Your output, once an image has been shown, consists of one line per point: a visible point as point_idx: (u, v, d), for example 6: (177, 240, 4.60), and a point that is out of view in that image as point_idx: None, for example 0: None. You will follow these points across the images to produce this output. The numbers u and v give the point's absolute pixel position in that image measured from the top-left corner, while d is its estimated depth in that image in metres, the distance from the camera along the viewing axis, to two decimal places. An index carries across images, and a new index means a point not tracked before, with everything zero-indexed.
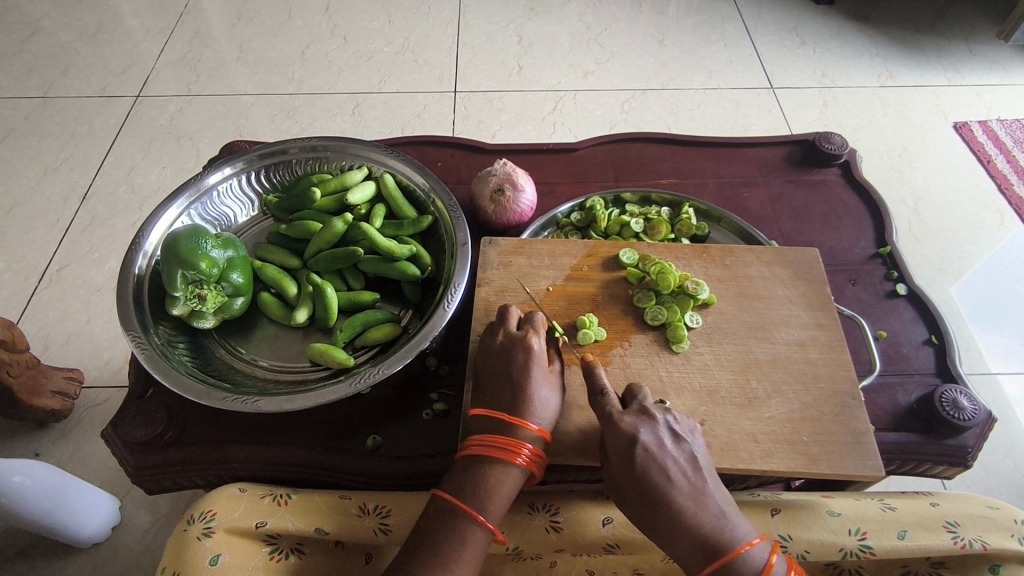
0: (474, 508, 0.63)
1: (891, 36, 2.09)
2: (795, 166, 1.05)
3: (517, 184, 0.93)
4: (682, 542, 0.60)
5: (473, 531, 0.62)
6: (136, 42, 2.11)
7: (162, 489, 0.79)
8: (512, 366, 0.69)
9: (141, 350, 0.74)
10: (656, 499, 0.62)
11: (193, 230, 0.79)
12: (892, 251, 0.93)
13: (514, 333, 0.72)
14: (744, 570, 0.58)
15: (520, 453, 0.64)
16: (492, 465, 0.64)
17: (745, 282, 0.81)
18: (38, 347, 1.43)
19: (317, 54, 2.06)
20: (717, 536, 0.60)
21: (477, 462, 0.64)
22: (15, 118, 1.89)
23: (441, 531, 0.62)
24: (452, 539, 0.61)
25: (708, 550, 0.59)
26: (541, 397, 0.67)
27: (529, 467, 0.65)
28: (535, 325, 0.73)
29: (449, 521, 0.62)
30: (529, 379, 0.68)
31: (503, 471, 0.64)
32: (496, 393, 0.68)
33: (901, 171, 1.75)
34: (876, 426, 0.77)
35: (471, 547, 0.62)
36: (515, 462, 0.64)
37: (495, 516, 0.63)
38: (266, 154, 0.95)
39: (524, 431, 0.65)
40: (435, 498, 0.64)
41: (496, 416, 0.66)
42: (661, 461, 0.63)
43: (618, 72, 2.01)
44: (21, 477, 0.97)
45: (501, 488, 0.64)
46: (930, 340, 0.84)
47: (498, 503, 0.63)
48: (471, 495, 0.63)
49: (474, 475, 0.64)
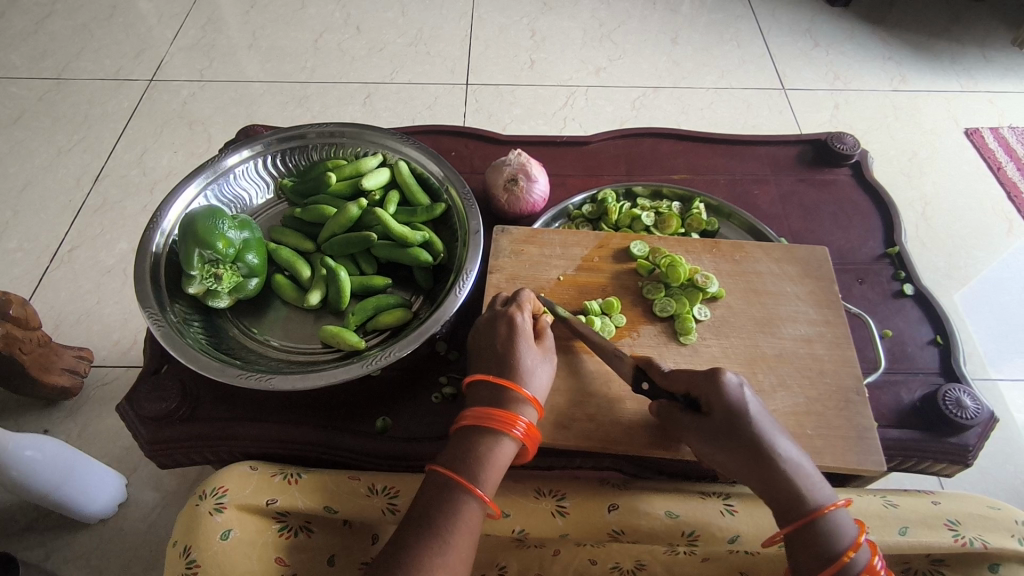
0: (472, 479, 0.62)
1: (904, 40, 2.08)
2: (805, 166, 1.05)
3: (530, 174, 0.94)
4: (795, 492, 0.60)
5: (469, 503, 0.61)
6: (150, 27, 2.12)
7: (174, 464, 0.80)
8: (497, 340, 0.70)
9: (157, 326, 0.76)
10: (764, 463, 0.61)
11: (211, 211, 0.81)
12: (900, 251, 0.94)
13: (501, 309, 0.73)
14: (841, 523, 0.59)
15: (514, 424, 0.64)
16: (486, 437, 0.64)
17: (753, 277, 0.82)
18: (49, 325, 1.45)
19: (331, 43, 2.07)
20: (813, 486, 0.61)
21: (472, 434, 0.65)
22: (29, 100, 1.91)
23: (438, 503, 0.62)
24: (449, 510, 0.61)
25: (817, 493, 0.60)
26: (528, 367, 0.68)
27: (522, 439, 0.65)
28: (522, 302, 0.74)
29: (445, 493, 0.62)
30: (517, 351, 0.69)
31: (497, 442, 0.64)
32: (484, 364, 0.69)
33: (910, 176, 1.76)
34: (880, 423, 0.77)
35: (466, 520, 0.61)
36: (509, 433, 0.64)
37: (490, 487, 0.63)
38: (282, 138, 0.96)
39: (515, 401, 0.66)
40: (433, 471, 0.64)
41: (487, 385, 0.67)
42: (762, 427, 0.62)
43: (629, 69, 2.01)
44: (32, 451, 1.00)
45: (496, 459, 0.64)
46: (936, 341, 0.85)
47: (492, 474, 0.63)
48: (464, 467, 0.63)
49: (468, 447, 0.64)
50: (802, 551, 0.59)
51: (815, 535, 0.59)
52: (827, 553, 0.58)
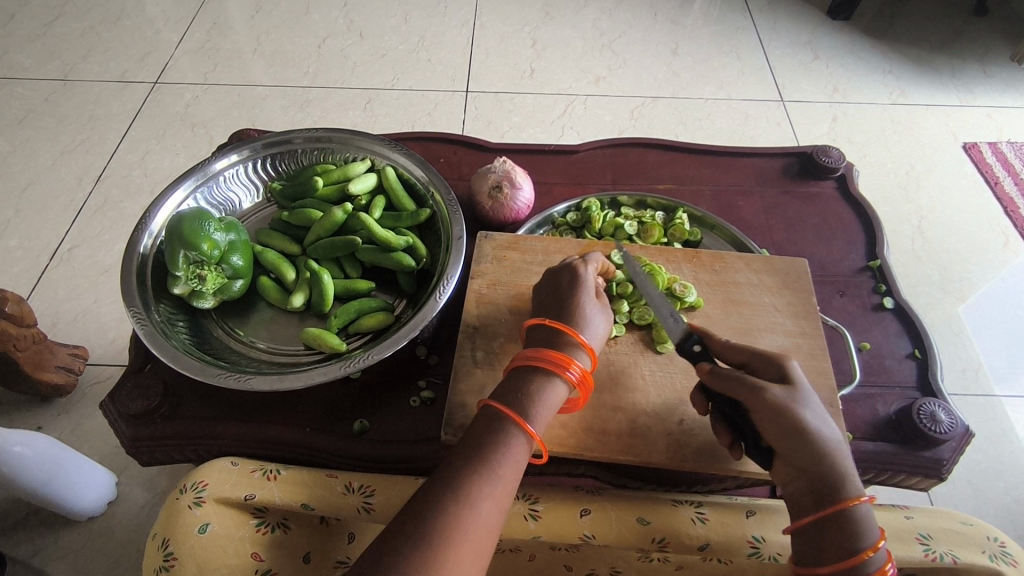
0: (524, 414, 0.62)
1: (904, 54, 2.09)
2: (791, 178, 1.06)
3: (515, 182, 0.95)
4: (827, 478, 0.60)
5: (518, 436, 0.61)
6: (156, 30, 2.15)
7: (156, 461, 0.81)
8: (562, 290, 0.71)
9: (141, 325, 0.77)
10: (810, 457, 0.61)
11: (198, 213, 0.83)
12: (882, 265, 0.94)
13: (567, 264, 0.75)
14: (865, 517, 0.59)
15: (570, 366, 0.64)
16: (541, 375, 0.64)
17: (733, 288, 0.83)
18: (45, 323, 1.47)
19: (333, 49, 2.09)
20: (847, 477, 0.61)
21: (528, 372, 0.64)
22: (35, 100, 1.93)
23: (487, 434, 0.61)
24: (496, 440, 0.60)
25: (847, 483, 0.60)
26: (589, 317, 0.69)
27: (575, 383, 0.65)
28: (590, 260, 0.75)
29: (496, 424, 0.61)
30: (579, 301, 0.70)
31: (551, 382, 0.64)
32: (546, 313, 0.70)
33: (907, 189, 1.76)
34: (854, 435, 0.78)
35: (516, 451, 0.60)
36: (564, 375, 0.64)
37: (540, 425, 0.62)
38: (272, 143, 0.98)
39: (572, 346, 0.66)
40: (485, 407, 0.63)
41: (548, 330, 0.68)
42: (816, 420, 0.62)
43: (629, 79, 2.03)
44: (22, 447, 1.01)
45: (548, 399, 0.63)
46: (913, 354, 0.85)
47: (543, 412, 0.63)
48: (517, 400, 0.62)
49: (522, 383, 0.64)
50: (812, 546, 0.60)
51: (841, 534, 0.58)
52: (848, 547, 0.58)
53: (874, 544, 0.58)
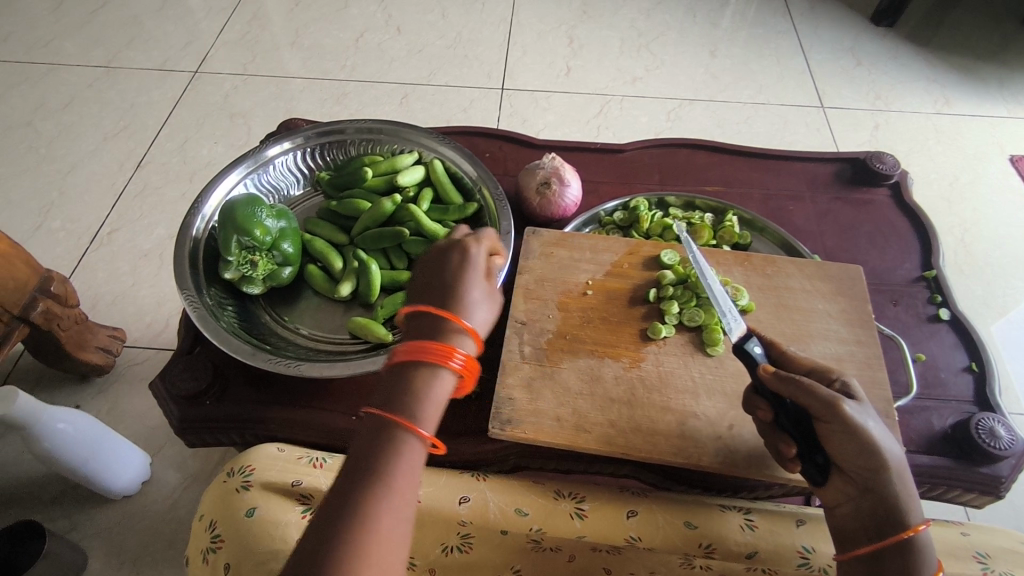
0: (409, 416, 0.54)
1: (950, 63, 2.04)
2: (843, 184, 1.04)
3: (563, 179, 0.94)
4: (891, 503, 0.60)
5: (409, 439, 0.53)
6: (198, 20, 2.19)
7: (202, 443, 0.82)
8: (447, 273, 0.65)
9: (193, 308, 0.78)
10: (876, 479, 0.61)
11: (250, 199, 0.83)
12: (937, 275, 0.92)
13: (446, 245, 0.68)
14: (926, 543, 0.59)
15: (453, 354, 0.57)
16: (424, 370, 0.57)
17: (785, 293, 0.81)
18: (85, 304, 1.50)
19: (371, 43, 2.10)
20: (908, 503, 0.61)
21: (408, 368, 0.57)
22: (79, 86, 1.97)
23: (371, 447, 0.53)
24: (385, 449, 0.53)
25: (909, 509, 0.60)
26: (472, 300, 0.63)
27: (461, 372, 0.58)
28: (478, 237, 0.69)
29: (380, 432, 0.54)
30: (463, 284, 0.64)
31: (436, 374, 0.57)
32: (427, 297, 0.64)
33: (950, 201, 1.72)
34: (908, 447, 0.76)
35: (409, 458, 0.53)
36: (448, 364, 0.57)
37: (429, 423, 0.55)
38: (322, 132, 0.98)
39: (454, 333, 0.59)
40: (368, 416, 0.55)
41: (427, 317, 0.61)
42: (884, 441, 0.61)
43: (666, 80, 2.01)
44: (65, 424, 1.04)
45: (433, 393, 0.56)
46: (970, 368, 0.83)
47: (430, 409, 0.56)
48: (400, 402, 0.55)
49: (404, 380, 0.57)
50: (869, 572, 0.59)
51: (905, 561, 0.58)
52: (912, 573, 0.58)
53: (937, 572, 0.58)
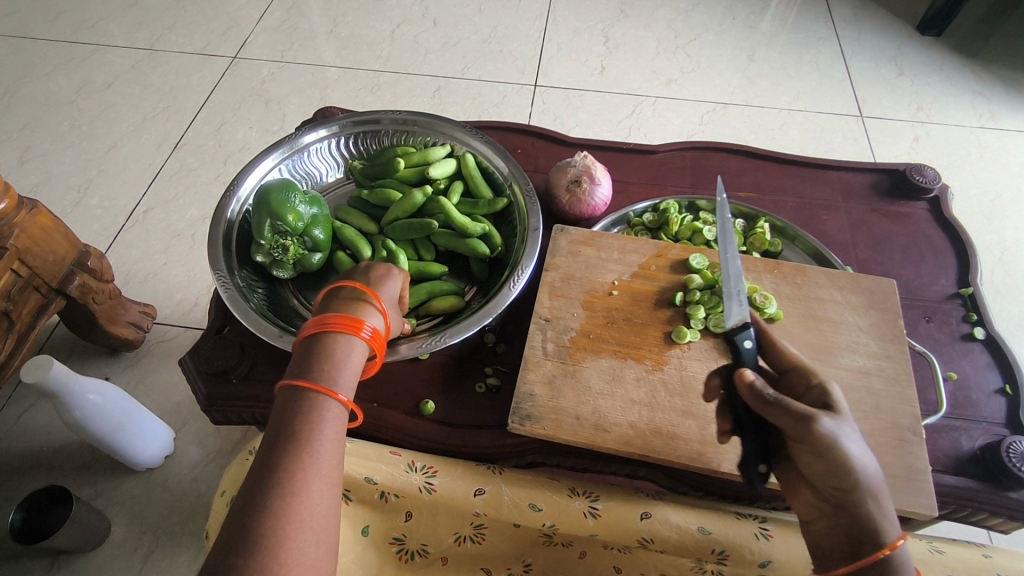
0: (328, 384, 0.59)
1: (998, 76, 1.98)
2: (880, 195, 1.02)
3: (594, 177, 0.94)
4: (864, 521, 0.58)
5: (330, 404, 0.58)
6: (238, 6, 2.22)
7: (227, 420, 0.84)
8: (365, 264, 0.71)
9: (224, 288, 0.79)
10: (849, 498, 0.59)
11: (285, 185, 0.85)
12: (974, 293, 0.90)
13: None
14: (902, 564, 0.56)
15: (361, 327, 0.63)
16: (336, 342, 0.62)
17: (815, 303, 0.80)
18: (119, 279, 1.54)
19: (407, 35, 2.11)
20: (885, 521, 0.58)
21: (321, 342, 0.62)
22: (122, 67, 2.02)
23: (296, 414, 0.57)
24: (309, 414, 0.57)
25: (885, 527, 0.58)
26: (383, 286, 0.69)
27: (370, 343, 0.64)
28: None
29: (303, 398, 0.58)
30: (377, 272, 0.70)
31: (346, 344, 0.62)
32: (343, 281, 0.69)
33: (990, 218, 1.67)
34: (934, 467, 0.74)
35: (331, 423, 0.57)
36: (358, 335, 0.63)
37: (347, 390, 0.60)
38: (357, 121, 0.99)
39: (365, 311, 0.65)
40: (286, 387, 0.59)
41: (343, 298, 0.66)
42: (860, 458, 0.59)
43: (701, 82, 1.99)
44: (95, 395, 1.07)
45: (348, 364, 0.61)
46: (1004, 390, 0.81)
47: (347, 377, 0.61)
48: (319, 371, 0.59)
49: (319, 353, 0.61)
50: None
51: None
52: None
53: None
